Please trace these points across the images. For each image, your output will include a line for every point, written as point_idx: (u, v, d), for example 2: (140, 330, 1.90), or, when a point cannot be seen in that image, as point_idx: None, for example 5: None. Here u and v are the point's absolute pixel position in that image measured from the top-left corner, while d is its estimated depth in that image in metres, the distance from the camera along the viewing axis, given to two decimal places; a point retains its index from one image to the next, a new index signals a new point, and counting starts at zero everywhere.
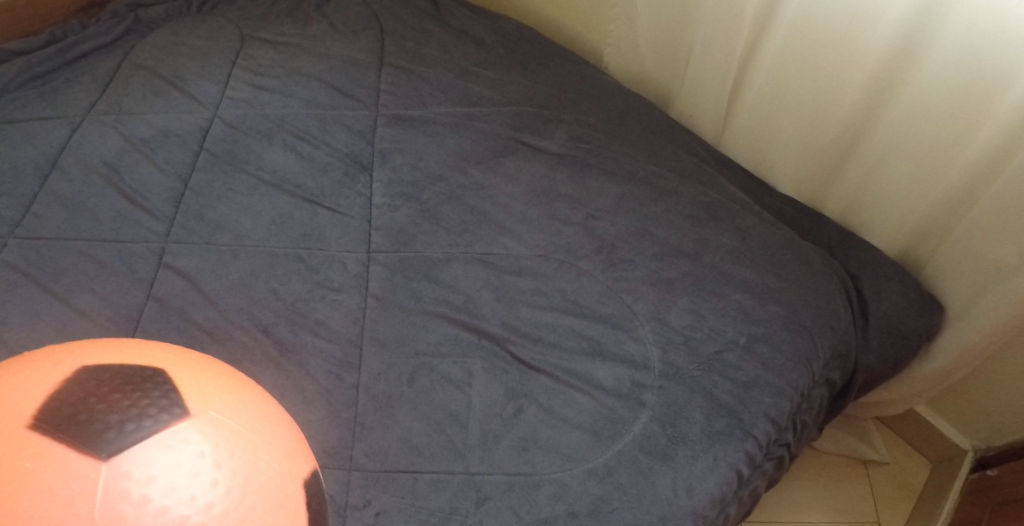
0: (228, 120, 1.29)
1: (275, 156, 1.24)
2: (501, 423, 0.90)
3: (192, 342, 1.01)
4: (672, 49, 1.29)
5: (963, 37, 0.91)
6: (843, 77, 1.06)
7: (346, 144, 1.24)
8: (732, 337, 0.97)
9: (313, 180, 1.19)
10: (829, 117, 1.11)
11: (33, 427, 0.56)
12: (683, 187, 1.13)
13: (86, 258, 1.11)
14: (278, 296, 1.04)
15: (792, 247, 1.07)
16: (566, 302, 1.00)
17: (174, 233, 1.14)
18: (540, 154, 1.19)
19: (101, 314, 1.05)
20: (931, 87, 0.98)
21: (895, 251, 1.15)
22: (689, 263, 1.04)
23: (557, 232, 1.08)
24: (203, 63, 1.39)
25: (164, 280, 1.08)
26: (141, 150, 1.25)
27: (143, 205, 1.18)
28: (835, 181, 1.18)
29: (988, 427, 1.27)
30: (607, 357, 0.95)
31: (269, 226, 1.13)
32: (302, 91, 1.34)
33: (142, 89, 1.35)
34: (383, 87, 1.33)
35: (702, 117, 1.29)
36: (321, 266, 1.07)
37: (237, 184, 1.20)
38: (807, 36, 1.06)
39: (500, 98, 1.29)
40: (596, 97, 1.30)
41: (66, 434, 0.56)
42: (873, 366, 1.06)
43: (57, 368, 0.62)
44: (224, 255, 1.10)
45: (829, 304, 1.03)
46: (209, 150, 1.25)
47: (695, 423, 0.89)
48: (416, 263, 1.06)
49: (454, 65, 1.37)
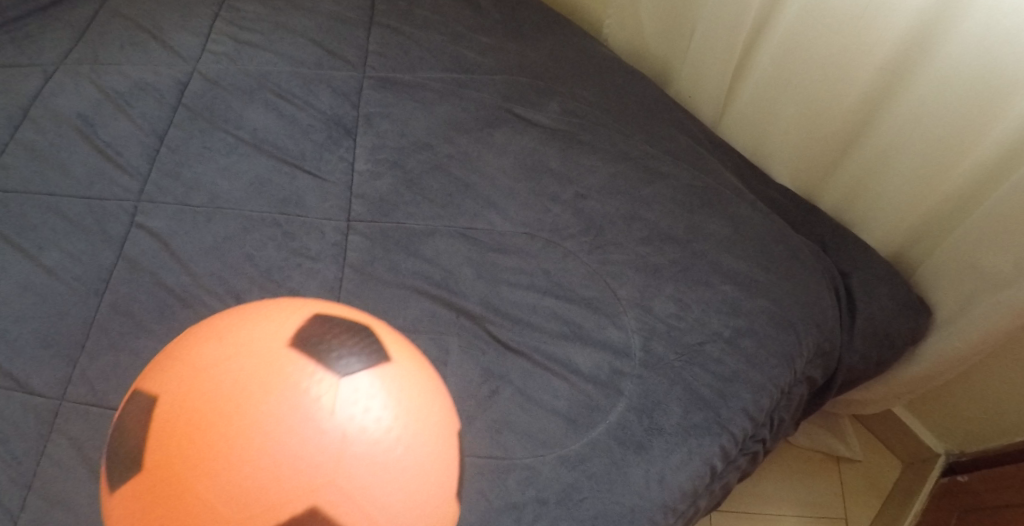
0: (209, 75, 1.24)
1: (256, 115, 1.19)
2: (475, 404, 0.87)
3: (164, 307, 0.98)
4: (675, 27, 1.25)
5: (979, 37, 0.88)
6: (852, 68, 1.02)
7: (330, 105, 1.19)
8: (715, 329, 0.95)
9: (295, 142, 1.15)
10: (832, 109, 1.08)
11: (288, 348, 0.61)
12: (676, 170, 1.10)
13: (56, 214, 1.07)
14: (254, 263, 1.01)
15: (783, 239, 1.05)
16: (549, 283, 0.97)
17: (147, 191, 1.10)
18: (531, 126, 1.15)
19: (69, 273, 1.02)
20: (942, 84, 0.94)
21: (888, 250, 1.14)
22: (677, 251, 1.01)
23: (544, 210, 1.05)
24: (185, 14, 1.33)
25: (134, 240, 1.04)
26: (116, 102, 1.20)
27: (116, 159, 1.13)
28: (834, 174, 1.15)
29: (963, 432, 1.27)
30: (588, 342, 0.93)
31: (247, 188, 1.09)
32: (287, 48, 1.28)
33: (120, 38, 1.29)
34: (372, 48, 1.28)
35: (702, 100, 1.25)
36: (298, 233, 1.03)
37: (214, 143, 1.15)
38: (816, 25, 1.03)
39: (493, 66, 1.24)
40: (593, 69, 1.25)
41: (311, 357, 0.61)
42: (855, 366, 1.06)
43: (294, 309, 0.66)
44: (199, 217, 1.07)
45: (817, 300, 1.01)
46: (188, 105, 1.20)
47: (672, 415, 0.88)
48: (396, 234, 1.02)
49: (446, 28, 1.32)
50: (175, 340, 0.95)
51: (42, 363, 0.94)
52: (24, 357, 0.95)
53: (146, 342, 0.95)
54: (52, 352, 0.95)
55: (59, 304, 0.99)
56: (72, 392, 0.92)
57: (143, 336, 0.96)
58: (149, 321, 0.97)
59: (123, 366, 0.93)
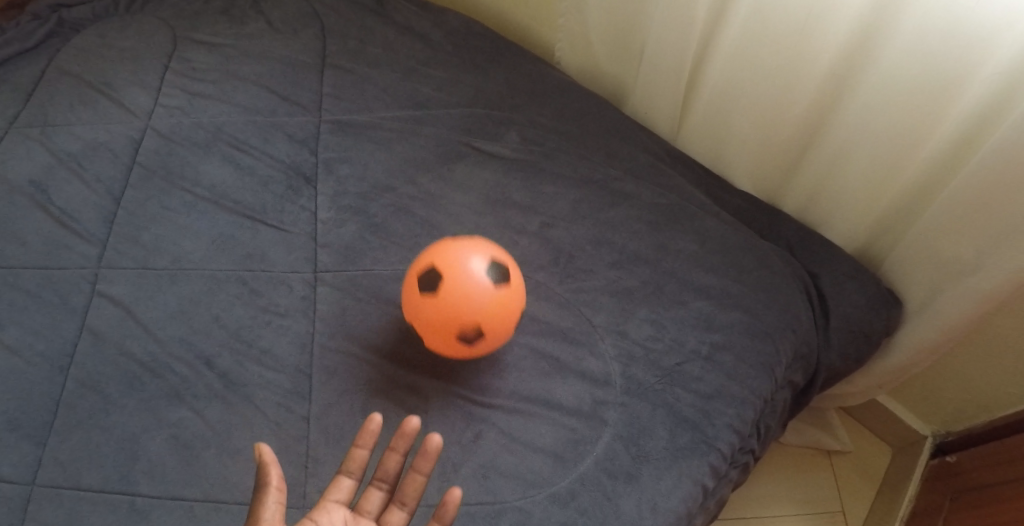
0: (163, 131, 1.22)
1: (214, 169, 1.17)
2: (461, 450, 0.87)
3: (132, 378, 0.95)
4: (625, 44, 1.25)
5: (921, 34, 0.90)
6: (799, 76, 1.03)
7: (287, 153, 1.18)
8: (693, 347, 0.95)
9: (254, 195, 1.13)
10: (785, 114, 1.08)
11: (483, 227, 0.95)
12: (639, 189, 1.11)
13: (13, 288, 1.04)
14: (222, 324, 0.99)
15: (750, 247, 1.06)
16: (524, 318, 0.97)
17: (107, 256, 1.07)
18: (492, 159, 1.15)
19: (32, 350, 0.99)
20: (888, 83, 0.96)
21: (853, 247, 1.14)
22: (648, 271, 1.02)
23: (512, 243, 1.05)
24: (133, 67, 1.31)
25: (98, 310, 1.01)
26: (69, 165, 1.17)
27: (72, 226, 1.10)
28: (792, 178, 1.16)
29: (946, 413, 1.26)
30: (568, 375, 0.93)
31: (210, 246, 1.08)
32: (240, 97, 1.27)
33: (68, 98, 1.26)
34: (326, 90, 1.27)
35: (656, 114, 1.25)
36: (266, 290, 1.02)
37: (173, 202, 1.13)
38: (761, 33, 1.04)
39: (449, 100, 1.24)
40: (549, 93, 1.26)
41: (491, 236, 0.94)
42: (834, 364, 1.06)
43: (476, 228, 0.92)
44: (163, 280, 1.04)
45: (790, 306, 1.01)
46: (143, 164, 1.18)
47: (658, 440, 0.88)
48: (365, 282, 1.02)
49: (400, 65, 1.31)
50: (146, 412, 0.93)
51: (10, 447, 0.91)
52: None
53: (116, 417, 0.93)
54: (19, 435, 0.92)
55: (22, 383, 0.96)
56: (43, 475, 0.89)
57: (113, 410, 0.93)
58: (117, 395, 0.94)
59: (96, 444, 0.91)
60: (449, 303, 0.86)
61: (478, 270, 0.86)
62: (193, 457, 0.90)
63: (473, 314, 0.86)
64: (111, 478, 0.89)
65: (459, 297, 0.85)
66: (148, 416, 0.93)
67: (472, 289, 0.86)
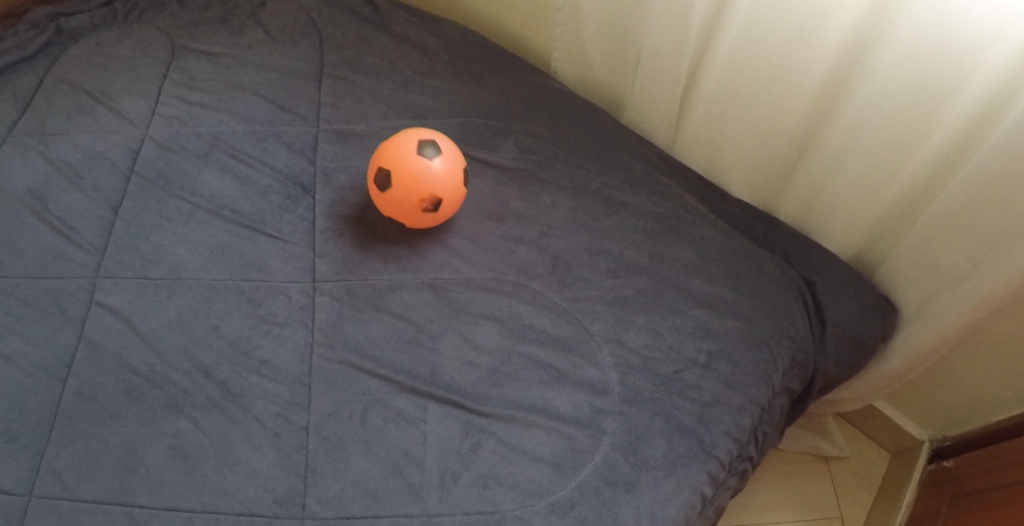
0: (161, 140, 1.22)
1: (212, 178, 1.17)
2: (459, 460, 0.88)
3: (130, 389, 0.95)
4: (620, 53, 1.26)
5: (914, 43, 0.90)
6: (793, 84, 1.04)
7: (285, 163, 1.18)
8: (690, 355, 0.96)
9: (252, 205, 1.14)
10: (781, 122, 1.09)
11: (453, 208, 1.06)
12: (636, 198, 1.11)
13: (11, 297, 1.04)
14: (221, 335, 1.00)
15: (747, 254, 1.06)
16: (522, 327, 0.98)
17: (105, 266, 1.07)
18: (490, 168, 1.16)
19: (30, 360, 0.99)
20: (882, 91, 0.97)
21: (849, 254, 1.15)
22: (645, 280, 1.02)
23: (510, 252, 1.06)
24: (131, 77, 1.31)
25: (96, 320, 1.02)
26: (66, 174, 1.17)
27: (70, 235, 1.11)
28: (787, 185, 1.17)
29: (942, 418, 1.27)
30: (566, 384, 0.93)
31: (208, 255, 1.08)
32: (238, 106, 1.27)
33: (66, 107, 1.27)
34: (324, 100, 1.27)
35: (653, 123, 1.26)
36: (265, 299, 1.02)
37: (171, 211, 1.13)
38: (756, 42, 1.04)
39: (446, 109, 1.25)
40: (545, 102, 1.26)
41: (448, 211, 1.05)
42: (831, 371, 1.06)
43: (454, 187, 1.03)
44: (161, 289, 1.04)
45: (787, 313, 1.02)
46: (141, 174, 1.18)
47: (656, 448, 0.89)
48: (364, 292, 1.02)
49: (397, 74, 1.32)
50: (144, 422, 0.93)
51: (7, 458, 0.91)
52: None
53: (114, 427, 0.93)
54: (16, 446, 0.92)
55: (20, 394, 0.96)
56: (40, 486, 0.89)
57: (111, 421, 0.93)
58: (115, 406, 0.94)
59: (94, 454, 0.91)
60: (405, 163, 1.00)
61: (431, 160, 1.01)
62: (192, 467, 0.90)
63: (429, 183, 1.01)
64: (109, 488, 0.88)
65: (415, 159, 1.00)
66: (146, 427, 0.93)
67: (427, 171, 1.01)
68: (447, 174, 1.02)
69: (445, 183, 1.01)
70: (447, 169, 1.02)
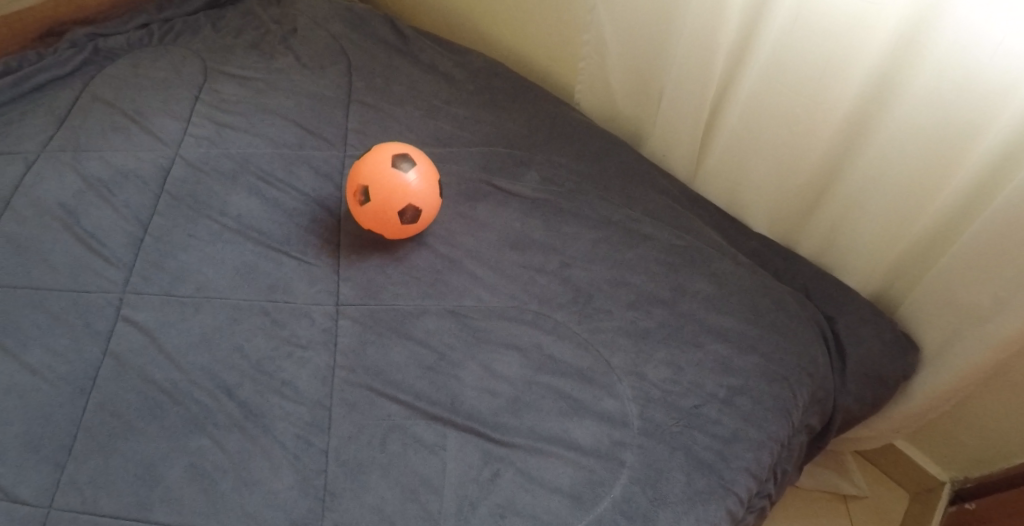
0: (191, 160, 1.25)
1: (240, 199, 1.19)
2: (478, 489, 0.88)
3: (152, 405, 0.97)
4: (643, 87, 1.27)
5: (936, 87, 0.90)
6: (815, 123, 1.05)
7: (312, 187, 1.21)
8: (710, 390, 0.96)
9: (278, 227, 1.15)
10: (803, 160, 1.10)
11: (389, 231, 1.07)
12: (658, 231, 1.12)
13: (39, 310, 1.06)
14: (244, 355, 1.01)
15: (768, 290, 1.06)
16: (542, 357, 0.99)
17: (132, 282, 1.09)
18: (513, 198, 1.17)
19: (56, 373, 1.00)
20: (904, 133, 0.97)
21: (870, 291, 1.14)
22: (665, 313, 1.03)
23: (532, 281, 1.07)
24: (164, 97, 1.34)
25: (122, 335, 1.03)
26: (98, 190, 1.20)
27: (100, 250, 1.13)
28: (808, 222, 1.17)
29: (964, 458, 1.25)
30: (586, 415, 0.93)
31: (234, 275, 1.10)
32: (267, 129, 1.30)
33: (100, 125, 1.30)
34: (352, 125, 1.30)
35: (674, 156, 1.26)
36: (288, 321, 1.04)
37: (199, 230, 1.15)
38: (779, 81, 1.05)
39: (471, 138, 1.27)
40: (568, 132, 1.28)
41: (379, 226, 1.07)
42: (852, 409, 1.06)
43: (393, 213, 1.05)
44: (187, 307, 1.06)
45: (807, 351, 1.02)
46: (170, 192, 1.20)
47: (675, 484, 0.89)
48: (386, 317, 1.04)
49: (423, 103, 1.34)
50: (166, 439, 0.94)
51: (30, 469, 0.92)
52: (8, 463, 0.93)
53: (136, 443, 0.94)
54: (39, 457, 0.93)
55: (45, 406, 0.97)
56: (61, 499, 0.90)
57: (133, 437, 0.94)
58: (138, 421, 0.95)
59: (114, 469, 0.92)
60: (369, 161, 1.05)
61: (390, 176, 1.04)
62: (211, 486, 0.90)
63: (379, 200, 1.04)
64: (128, 504, 0.89)
65: (378, 163, 1.04)
66: (168, 444, 0.93)
67: (393, 191, 1.03)
68: (403, 192, 1.04)
69: (399, 201, 1.04)
70: (403, 188, 1.04)
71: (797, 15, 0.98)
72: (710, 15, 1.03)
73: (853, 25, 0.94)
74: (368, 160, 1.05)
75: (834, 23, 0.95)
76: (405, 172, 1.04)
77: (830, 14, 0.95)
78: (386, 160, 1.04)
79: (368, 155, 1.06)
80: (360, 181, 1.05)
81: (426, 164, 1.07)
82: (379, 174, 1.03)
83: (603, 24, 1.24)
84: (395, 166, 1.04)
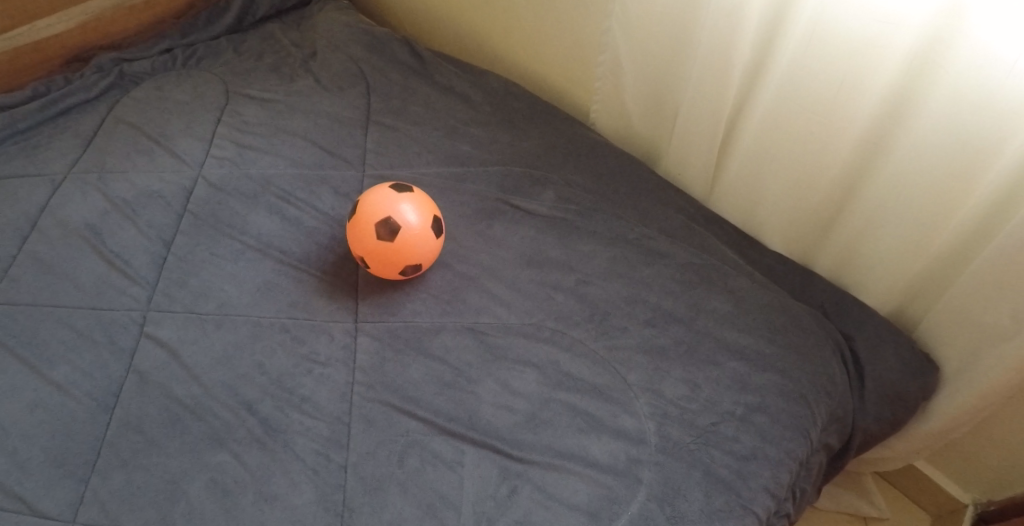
0: (213, 181, 1.27)
1: (260, 218, 1.22)
2: (496, 505, 0.89)
3: (174, 421, 0.98)
4: (659, 107, 1.28)
5: (953, 106, 0.91)
6: (831, 142, 1.06)
7: (332, 206, 1.23)
8: (728, 408, 0.96)
9: (299, 246, 1.17)
10: (819, 178, 1.10)
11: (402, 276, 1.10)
12: (674, 249, 1.13)
13: (65, 327, 1.09)
14: (264, 371, 1.02)
15: (784, 307, 1.06)
16: (559, 374, 0.99)
17: (155, 300, 1.11)
18: (529, 216, 1.19)
19: (80, 390, 1.02)
20: (920, 152, 0.97)
21: (888, 309, 1.14)
22: (682, 330, 1.03)
23: (549, 299, 1.08)
24: (187, 119, 1.38)
25: (145, 352, 1.05)
26: (123, 211, 1.23)
27: (124, 269, 1.15)
28: (824, 240, 1.17)
29: (987, 481, 1.23)
30: (603, 432, 0.94)
31: (255, 293, 1.11)
32: (288, 150, 1.32)
33: (125, 147, 1.33)
34: (370, 146, 1.32)
35: (690, 175, 1.27)
36: (308, 338, 1.05)
37: (221, 249, 1.17)
38: (795, 100, 1.06)
39: (488, 157, 1.28)
40: (584, 152, 1.29)
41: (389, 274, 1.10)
42: (871, 428, 1.05)
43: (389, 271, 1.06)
44: (208, 325, 1.08)
45: (825, 369, 1.02)
46: (193, 212, 1.23)
47: (693, 502, 0.88)
48: (405, 334, 1.05)
49: (441, 123, 1.36)
50: (187, 455, 0.95)
51: (54, 484, 0.94)
52: (33, 478, 0.94)
53: (157, 459, 0.95)
54: (62, 472, 0.94)
55: (69, 422, 0.99)
56: (84, 513, 0.91)
57: (154, 452, 0.95)
58: (160, 437, 0.97)
59: (137, 484, 0.93)
60: (355, 225, 1.05)
61: (370, 241, 1.04)
62: (231, 502, 0.91)
63: (372, 264, 1.05)
64: (149, 519, 0.90)
65: (361, 229, 1.04)
66: (189, 459, 0.95)
67: (381, 254, 1.04)
68: (387, 254, 1.04)
69: (388, 264, 1.05)
70: (386, 249, 1.04)
71: (812, 36, 0.99)
72: (725, 37, 1.05)
73: (868, 45, 0.95)
74: (360, 219, 1.05)
75: (849, 43, 0.96)
76: (403, 215, 1.04)
77: (845, 35, 0.96)
78: (384, 206, 1.04)
79: (365, 203, 1.05)
80: (355, 241, 1.05)
81: (424, 203, 1.07)
82: (363, 240, 1.04)
83: (619, 45, 1.26)
84: (378, 229, 1.03)
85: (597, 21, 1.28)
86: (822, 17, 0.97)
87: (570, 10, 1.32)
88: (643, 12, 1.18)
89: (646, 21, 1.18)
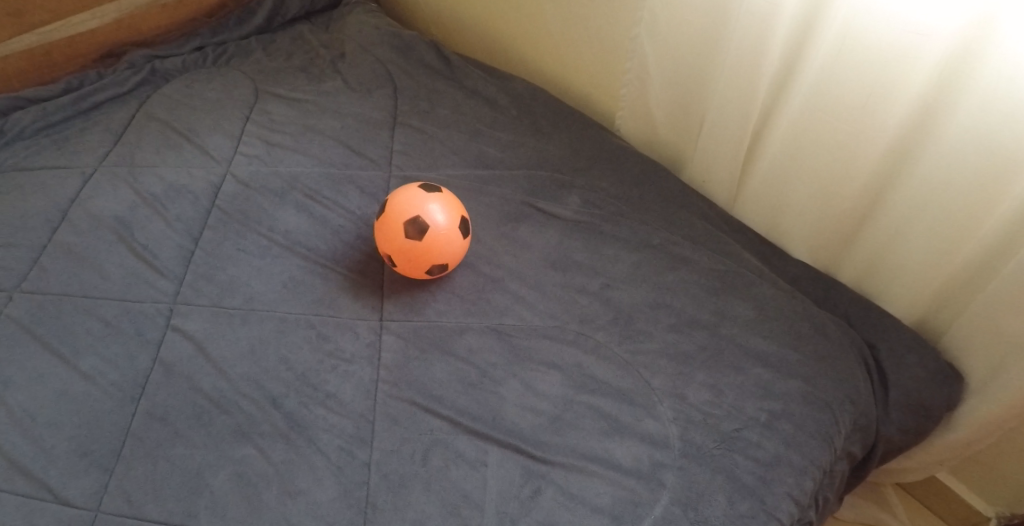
0: (241, 177, 1.29)
1: (288, 216, 1.23)
2: (518, 506, 0.89)
3: (200, 413, 0.99)
4: (684, 113, 1.28)
5: (982, 117, 0.91)
6: (857, 151, 1.06)
7: (358, 206, 1.24)
8: (751, 414, 0.96)
9: (325, 243, 1.18)
10: (844, 187, 1.10)
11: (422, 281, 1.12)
12: (698, 255, 1.13)
13: (93, 318, 1.10)
14: (289, 367, 1.03)
15: (809, 315, 1.06)
16: (583, 377, 1.00)
17: (182, 293, 1.12)
18: (554, 220, 1.19)
19: (107, 379, 1.03)
20: (946, 162, 0.97)
21: (912, 320, 1.13)
22: (705, 335, 1.03)
23: (572, 302, 1.08)
24: (217, 116, 1.39)
25: (171, 345, 1.06)
26: (152, 204, 1.24)
27: (153, 262, 1.16)
28: (847, 249, 1.17)
29: (1010, 494, 1.21)
30: (626, 435, 0.94)
31: (281, 289, 1.12)
32: (315, 149, 1.34)
33: (156, 142, 1.35)
34: (397, 147, 1.33)
35: (715, 182, 1.27)
36: (333, 335, 1.06)
37: (248, 245, 1.19)
38: (823, 109, 1.06)
39: (513, 160, 1.29)
40: (610, 156, 1.29)
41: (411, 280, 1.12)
42: (894, 438, 1.05)
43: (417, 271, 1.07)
44: (234, 319, 1.09)
45: (849, 378, 1.01)
46: (221, 208, 1.24)
47: (717, 506, 0.88)
48: (430, 333, 1.05)
49: (467, 126, 1.37)
50: (213, 447, 0.96)
51: (80, 472, 0.95)
52: (59, 465, 0.95)
53: (183, 450, 0.96)
54: (88, 461, 0.96)
55: (96, 411, 1.00)
56: (108, 503, 0.92)
57: (180, 444, 0.96)
58: (186, 429, 0.98)
59: (161, 475, 0.94)
60: (387, 227, 1.05)
61: (405, 239, 1.04)
62: (255, 495, 0.92)
63: (406, 262, 1.06)
64: (174, 511, 0.91)
65: (395, 227, 1.05)
66: (214, 452, 0.96)
67: (417, 249, 1.04)
68: (423, 248, 1.04)
69: (423, 259, 1.05)
70: (422, 244, 1.04)
71: (842, 44, 0.99)
72: (754, 42, 1.05)
73: (897, 51, 0.95)
74: (390, 219, 1.05)
75: (877, 51, 0.97)
76: (432, 215, 1.05)
77: (875, 44, 0.96)
78: (413, 205, 1.05)
79: (393, 202, 1.06)
80: (385, 242, 1.06)
81: (452, 204, 1.08)
82: (396, 237, 1.05)
83: (647, 51, 1.26)
84: (412, 226, 1.04)
85: (625, 28, 1.29)
86: (852, 28, 0.97)
87: (598, 17, 1.33)
88: (672, 17, 1.18)
89: (674, 26, 1.19)
